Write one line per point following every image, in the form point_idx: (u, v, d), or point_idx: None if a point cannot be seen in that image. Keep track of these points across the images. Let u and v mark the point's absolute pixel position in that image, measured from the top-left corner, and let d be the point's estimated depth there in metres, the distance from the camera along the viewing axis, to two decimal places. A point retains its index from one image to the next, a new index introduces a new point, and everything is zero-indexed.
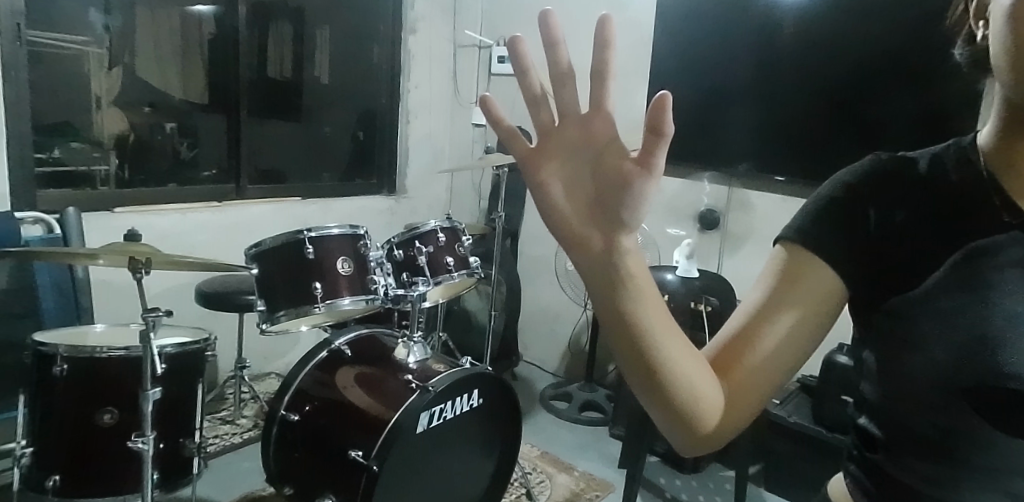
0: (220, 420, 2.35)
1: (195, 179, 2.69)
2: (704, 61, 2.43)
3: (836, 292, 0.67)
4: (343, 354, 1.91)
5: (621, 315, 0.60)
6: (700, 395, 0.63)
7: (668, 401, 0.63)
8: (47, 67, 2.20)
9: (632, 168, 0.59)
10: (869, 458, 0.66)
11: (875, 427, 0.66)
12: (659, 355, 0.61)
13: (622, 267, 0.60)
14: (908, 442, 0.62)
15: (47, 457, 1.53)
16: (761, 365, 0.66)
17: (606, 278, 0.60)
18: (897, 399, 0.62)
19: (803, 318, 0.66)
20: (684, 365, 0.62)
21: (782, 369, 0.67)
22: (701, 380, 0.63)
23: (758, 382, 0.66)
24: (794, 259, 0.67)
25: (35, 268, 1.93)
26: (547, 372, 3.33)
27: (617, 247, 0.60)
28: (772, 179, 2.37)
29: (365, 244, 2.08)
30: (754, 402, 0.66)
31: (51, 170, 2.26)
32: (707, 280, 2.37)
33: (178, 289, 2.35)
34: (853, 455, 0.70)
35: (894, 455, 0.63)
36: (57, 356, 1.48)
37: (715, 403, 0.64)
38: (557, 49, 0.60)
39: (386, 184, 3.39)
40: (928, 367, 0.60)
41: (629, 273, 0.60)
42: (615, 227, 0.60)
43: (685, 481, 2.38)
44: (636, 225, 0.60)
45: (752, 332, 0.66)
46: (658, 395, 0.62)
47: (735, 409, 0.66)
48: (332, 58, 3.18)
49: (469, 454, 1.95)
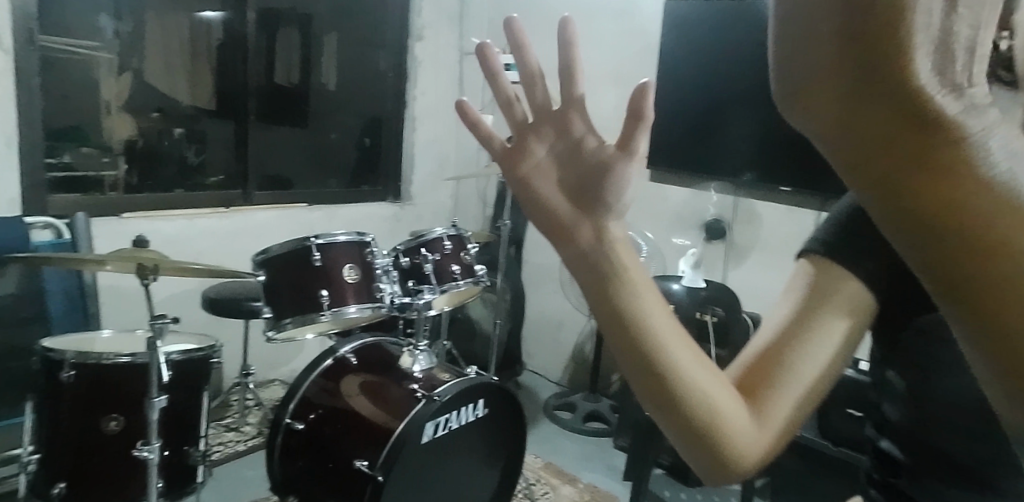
0: (224, 427, 2.34)
1: (203, 185, 2.71)
2: (711, 71, 2.43)
3: (867, 307, 0.61)
4: (347, 362, 1.89)
5: (622, 318, 0.43)
6: (728, 414, 0.49)
7: (692, 423, 0.47)
8: (57, 73, 2.21)
9: (611, 153, 0.44)
10: (888, 480, 0.63)
11: (897, 450, 0.63)
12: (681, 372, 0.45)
13: (614, 260, 0.43)
14: (932, 466, 0.59)
15: (53, 465, 1.52)
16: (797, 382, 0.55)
17: (594, 271, 0.43)
18: (921, 421, 0.60)
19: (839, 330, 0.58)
20: (710, 378, 0.48)
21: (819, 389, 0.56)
22: (731, 403, 0.49)
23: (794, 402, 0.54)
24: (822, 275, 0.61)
25: (44, 274, 1.94)
26: (551, 381, 3.32)
27: (606, 237, 0.43)
28: (778, 190, 2.37)
29: (372, 251, 2.08)
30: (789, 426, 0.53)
31: (61, 175, 2.27)
32: (712, 291, 2.36)
33: (184, 295, 2.35)
34: (867, 477, 0.68)
35: (917, 479, 0.61)
36: (64, 362, 1.48)
37: (749, 431, 0.50)
38: (523, 54, 0.45)
39: (391, 191, 3.39)
40: (955, 390, 0.57)
41: (622, 266, 0.43)
42: (601, 211, 0.44)
43: (689, 494, 2.36)
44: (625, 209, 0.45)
45: (780, 350, 0.56)
46: (679, 418, 0.47)
47: (768, 436, 0.51)
48: (339, 65, 3.19)
49: (473, 464, 1.94)
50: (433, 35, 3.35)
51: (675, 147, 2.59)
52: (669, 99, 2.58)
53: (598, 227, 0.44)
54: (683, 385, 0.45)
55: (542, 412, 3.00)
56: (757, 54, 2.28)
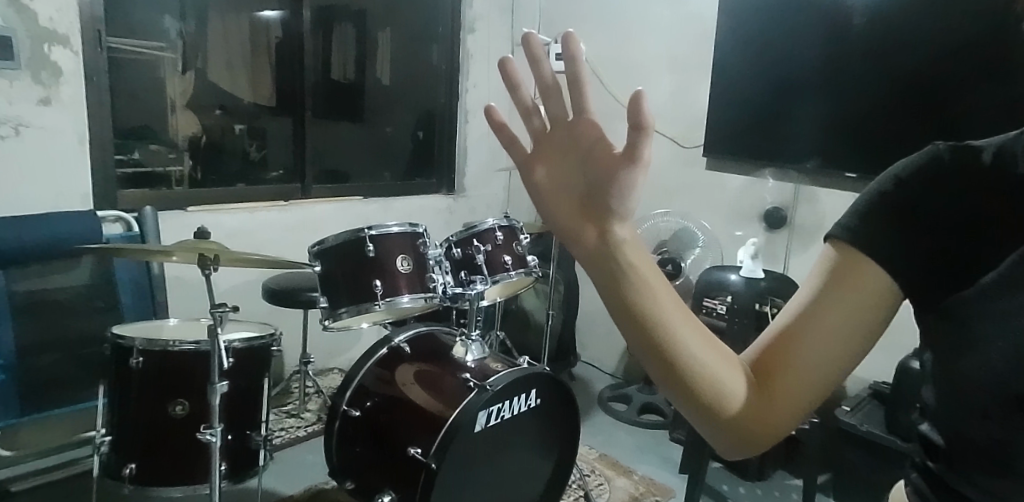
0: (286, 413, 2.41)
1: (263, 179, 2.79)
2: (773, 54, 2.34)
3: (891, 294, 0.64)
4: (402, 351, 1.92)
5: (642, 321, 0.62)
6: (728, 392, 0.65)
7: (699, 401, 0.65)
8: (125, 72, 2.30)
9: (617, 163, 0.62)
10: (932, 469, 0.63)
11: (937, 435, 0.62)
12: (680, 347, 0.62)
13: (636, 275, 0.62)
14: (971, 453, 0.58)
15: (126, 447, 1.60)
16: (807, 371, 0.65)
17: (611, 277, 0.62)
18: (953, 407, 0.59)
19: (848, 321, 0.64)
20: (711, 365, 0.64)
21: (824, 378, 0.65)
22: (723, 370, 0.65)
23: (799, 390, 0.65)
24: (842, 260, 0.65)
25: (115, 265, 2.03)
26: (605, 373, 3.29)
27: (622, 257, 0.62)
28: (842, 177, 2.26)
29: (424, 242, 2.09)
30: (789, 411, 0.66)
31: (131, 170, 2.37)
32: (773, 281, 2.30)
33: (245, 285, 2.43)
34: (915, 464, 0.66)
35: (957, 466, 0.60)
36: (134, 349, 1.54)
37: (734, 393, 0.65)
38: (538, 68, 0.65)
39: (445, 182, 3.41)
40: (981, 369, 0.57)
41: (653, 304, 0.62)
42: (604, 217, 0.63)
43: (749, 489, 2.30)
44: (628, 215, 0.63)
45: (788, 332, 0.66)
46: (688, 398, 0.65)
47: (772, 405, 0.66)
48: (392, 59, 3.23)
49: (526, 454, 1.94)
50: (486, 27, 3.34)
51: (733, 134, 2.52)
52: (729, 85, 2.49)
53: (600, 230, 0.63)
54: (679, 353, 0.62)
55: (597, 404, 2.97)
56: (819, 36, 2.19)
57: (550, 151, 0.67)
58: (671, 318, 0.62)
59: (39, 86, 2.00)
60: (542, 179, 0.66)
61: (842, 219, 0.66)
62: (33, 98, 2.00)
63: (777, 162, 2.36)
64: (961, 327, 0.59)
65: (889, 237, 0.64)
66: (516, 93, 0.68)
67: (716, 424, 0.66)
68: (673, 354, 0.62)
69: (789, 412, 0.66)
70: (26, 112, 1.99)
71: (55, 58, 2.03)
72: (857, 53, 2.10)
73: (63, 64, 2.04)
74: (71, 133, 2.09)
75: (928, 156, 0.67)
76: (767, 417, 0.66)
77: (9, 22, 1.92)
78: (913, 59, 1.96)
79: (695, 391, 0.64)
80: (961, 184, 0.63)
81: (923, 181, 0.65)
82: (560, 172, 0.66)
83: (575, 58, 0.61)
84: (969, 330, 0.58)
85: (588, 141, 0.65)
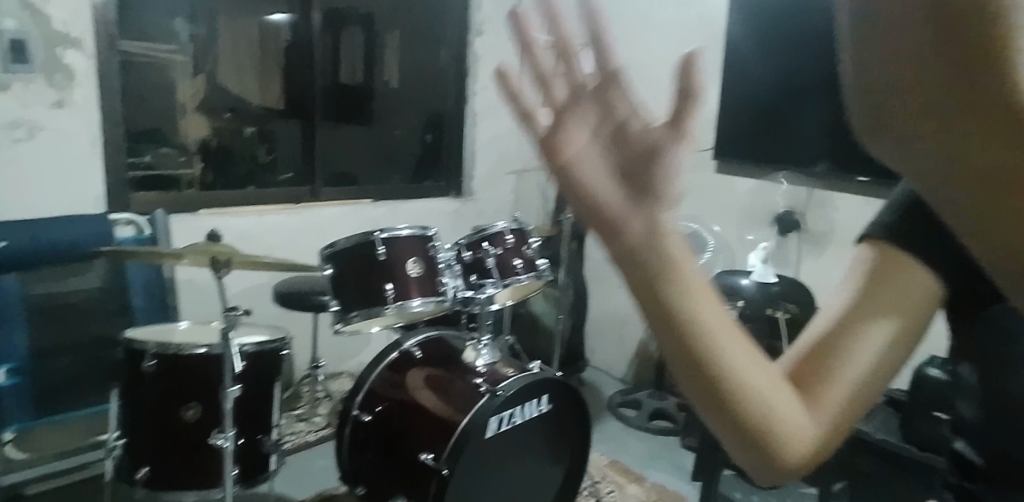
0: (296, 418, 2.40)
1: (272, 182, 2.78)
2: (785, 57, 2.32)
3: (933, 298, 0.60)
4: (413, 355, 1.89)
5: (692, 337, 0.43)
6: (782, 423, 0.49)
7: (749, 435, 0.48)
8: (136, 75, 2.30)
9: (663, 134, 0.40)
10: (966, 489, 0.59)
11: (974, 453, 0.58)
12: (734, 372, 0.45)
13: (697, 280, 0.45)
14: (1015, 474, 0.55)
15: (137, 451, 1.59)
16: (850, 384, 0.55)
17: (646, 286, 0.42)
18: (998, 427, 0.56)
19: (891, 324, 0.57)
20: (767, 394, 0.48)
21: (866, 393, 0.56)
22: (778, 396, 0.49)
23: (844, 409, 0.54)
24: (886, 261, 0.60)
25: (127, 270, 1.98)
26: (615, 378, 3.26)
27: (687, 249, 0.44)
28: (855, 180, 2.24)
29: (434, 245, 2.08)
30: (836, 437, 0.53)
31: (142, 174, 2.37)
32: (786, 286, 2.28)
33: (256, 288, 2.42)
34: (947, 482, 0.63)
35: (998, 487, 0.56)
36: (146, 353, 1.54)
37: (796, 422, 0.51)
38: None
39: (453, 185, 3.40)
40: None
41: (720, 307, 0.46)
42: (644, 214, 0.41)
43: (762, 497, 2.27)
44: (679, 198, 0.41)
45: (841, 340, 0.57)
46: (735, 432, 0.48)
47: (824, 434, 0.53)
48: (400, 62, 3.22)
49: (538, 461, 1.91)
50: (493, 30, 3.33)
51: (744, 138, 2.50)
52: (741, 87, 2.47)
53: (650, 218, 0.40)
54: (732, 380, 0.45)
55: (607, 409, 2.95)
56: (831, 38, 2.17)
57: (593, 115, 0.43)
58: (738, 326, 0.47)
59: (52, 88, 2.01)
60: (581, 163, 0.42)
61: (877, 222, 0.63)
62: (46, 101, 2.00)
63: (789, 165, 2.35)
64: (1003, 340, 0.56)
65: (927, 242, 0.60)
66: (529, 60, 0.46)
67: (767, 463, 0.50)
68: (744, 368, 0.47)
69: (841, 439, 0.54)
70: (40, 115, 1.99)
71: (68, 61, 2.03)
72: None
73: (76, 67, 2.04)
74: (83, 136, 2.09)
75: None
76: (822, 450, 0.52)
77: (21, 25, 1.92)
78: None
79: (747, 423, 0.47)
80: None
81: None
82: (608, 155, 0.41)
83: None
84: (1011, 345, 0.55)
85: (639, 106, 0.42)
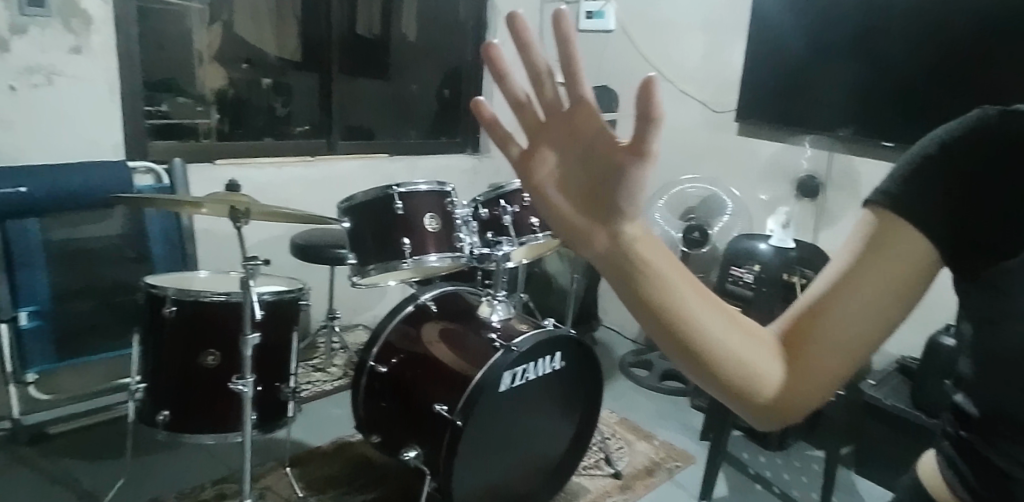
0: (312, 367, 2.46)
1: (290, 135, 2.78)
2: (816, 15, 2.31)
3: (927, 256, 0.59)
4: (429, 309, 1.90)
5: None
6: (746, 364, 0.59)
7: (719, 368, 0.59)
8: (154, 22, 2.28)
9: (624, 156, 0.58)
10: (964, 438, 0.58)
11: (971, 405, 0.57)
12: (702, 336, 0.58)
13: (632, 252, 0.57)
14: (1005, 425, 0.54)
15: (158, 395, 1.63)
16: (833, 337, 0.60)
17: (619, 268, 0.58)
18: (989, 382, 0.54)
19: (871, 301, 0.59)
20: (733, 351, 0.59)
21: (851, 348, 0.60)
22: (738, 345, 0.59)
23: (828, 362, 0.60)
24: (882, 233, 0.60)
25: (147, 216, 2.05)
26: (627, 338, 3.28)
27: (620, 238, 0.58)
28: (878, 145, 2.24)
29: (451, 201, 2.07)
30: (815, 381, 0.60)
31: (160, 122, 2.37)
32: (803, 251, 2.29)
33: (273, 240, 2.45)
34: (948, 432, 0.62)
35: (990, 438, 0.55)
36: (167, 298, 1.56)
37: (741, 354, 0.59)
38: (529, 54, 0.61)
39: (470, 141, 3.37)
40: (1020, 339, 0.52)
41: (642, 256, 0.58)
42: (612, 216, 0.58)
43: (769, 458, 2.30)
44: (639, 211, 0.59)
45: (831, 296, 0.60)
46: (709, 372, 0.59)
47: (795, 375, 0.61)
48: (419, 14, 3.16)
49: (548, 417, 1.93)
50: None
51: (766, 100, 2.52)
52: (769, 53, 2.48)
53: (612, 232, 0.58)
54: (703, 345, 0.58)
55: (619, 368, 2.97)
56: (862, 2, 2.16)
57: (591, 159, 0.60)
58: (663, 275, 0.57)
59: (70, 34, 1.99)
60: (545, 161, 0.62)
61: (882, 183, 0.61)
62: (64, 47, 1.98)
63: (813, 128, 2.36)
64: (991, 292, 0.55)
65: (918, 198, 0.59)
66: (508, 85, 0.63)
67: (731, 386, 0.60)
68: (670, 317, 0.57)
69: (819, 382, 0.60)
70: (59, 60, 1.98)
71: (84, 6, 2.01)
72: (904, 19, 2.06)
73: (93, 12, 2.02)
74: (101, 83, 2.08)
75: (997, 112, 0.60)
76: (795, 388, 0.61)
77: None
78: (965, 18, 1.91)
79: (717, 373, 0.59)
80: (1006, 146, 0.58)
81: (982, 137, 0.59)
82: (566, 163, 0.61)
83: (570, 41, 0.58)
84: (1001, 293, 0.54)
85: (593, 135, 0.60)
